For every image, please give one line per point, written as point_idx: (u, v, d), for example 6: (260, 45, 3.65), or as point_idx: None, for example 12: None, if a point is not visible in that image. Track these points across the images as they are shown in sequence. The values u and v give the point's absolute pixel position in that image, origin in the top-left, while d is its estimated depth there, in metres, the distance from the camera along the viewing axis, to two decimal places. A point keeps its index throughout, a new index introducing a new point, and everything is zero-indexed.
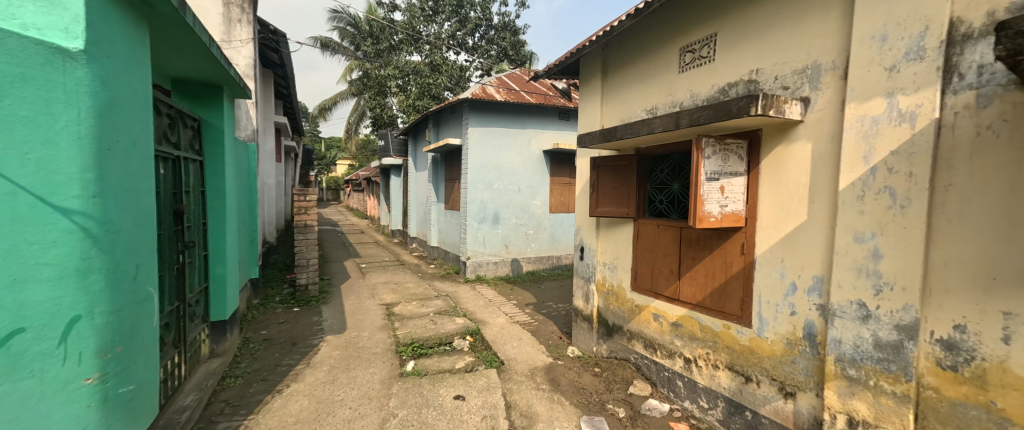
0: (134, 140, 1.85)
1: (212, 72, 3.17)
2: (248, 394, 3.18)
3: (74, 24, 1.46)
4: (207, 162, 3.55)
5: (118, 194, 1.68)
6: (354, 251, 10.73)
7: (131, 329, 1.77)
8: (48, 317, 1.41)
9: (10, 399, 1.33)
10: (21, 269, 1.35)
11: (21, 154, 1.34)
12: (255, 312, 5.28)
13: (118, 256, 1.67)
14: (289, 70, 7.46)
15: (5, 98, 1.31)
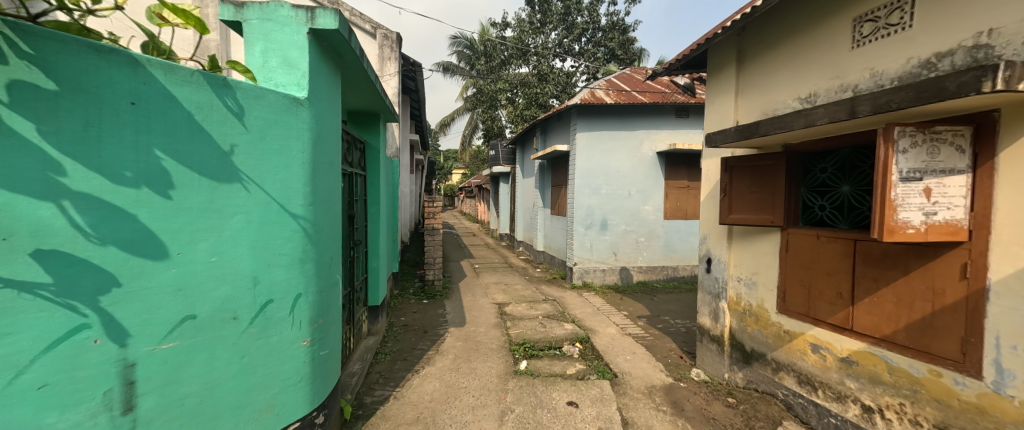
0: (329, 161, 2.38)
1: (374, 103, 3.90)
2: (395, 369, 3.76)
3: (303, 80, 2.02)
4: (368, 176, 4.36)
5: (321, 203, 2.21)
6: (469, 252, 11.70)
7: (326, 307, 2.28)
8: (284, 292, 1.92)
9: (263, 350, 1.84)
10: (272, 257, 1.86)
11: (274, 176, 1.85)
12: (395, 301, 6.22)
13: (320, 250, 2.19)
14: (420, 93, 8.58)
15: (266, 137, 1.82)
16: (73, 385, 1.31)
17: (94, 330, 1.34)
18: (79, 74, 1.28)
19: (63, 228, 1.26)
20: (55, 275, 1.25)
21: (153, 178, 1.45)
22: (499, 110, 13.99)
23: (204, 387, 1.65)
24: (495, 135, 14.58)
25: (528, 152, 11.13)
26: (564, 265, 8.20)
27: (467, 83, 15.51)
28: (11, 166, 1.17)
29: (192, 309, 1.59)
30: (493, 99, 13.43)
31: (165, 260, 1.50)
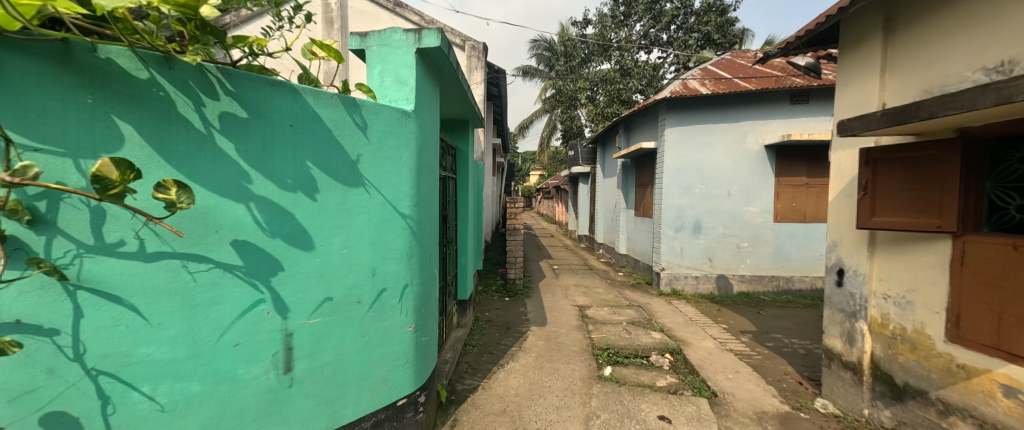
0: (430, 166, 2.58)
1: (465, 110, 4.12)
2: (482, 362, 3.93)
3: (411, 94, 2.22)
4: (458, 179, 4.61)
5: (424, 204, 2.41)
6: (547, 253, 11.69)
7: (427, 297, 2.48)
8: (396, 282, 2.14)
9: (381, 331, 2.07)
10: (387, 251, 2.08)
11: (389, 180, 2.08)
12: (479, 297, 6.49)
13: (423, 246, 2.38)
14: (503, 98, 8.84)
15: (383, 146, 2.05)
16: (253, 346, 1.64)
17: (266, 304, 1.66)
18: (261, 104, 1.60)
19: (249, 224, 1.59)
20: (243, 259, 1.58)
21: (306, 183, 1.74)
22: (579, 109, 14.01)
23: (338, 359, 1.91)
24: (574, 134, 14.61)
25: (609, 151, 10.70)
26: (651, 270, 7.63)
27: (544, 85, 15.46)
28: (218, 176, 1.50)
29: (330, 292, 1.85)
30: (574, 98, 13.44)
31: (311, 251, 1.78)
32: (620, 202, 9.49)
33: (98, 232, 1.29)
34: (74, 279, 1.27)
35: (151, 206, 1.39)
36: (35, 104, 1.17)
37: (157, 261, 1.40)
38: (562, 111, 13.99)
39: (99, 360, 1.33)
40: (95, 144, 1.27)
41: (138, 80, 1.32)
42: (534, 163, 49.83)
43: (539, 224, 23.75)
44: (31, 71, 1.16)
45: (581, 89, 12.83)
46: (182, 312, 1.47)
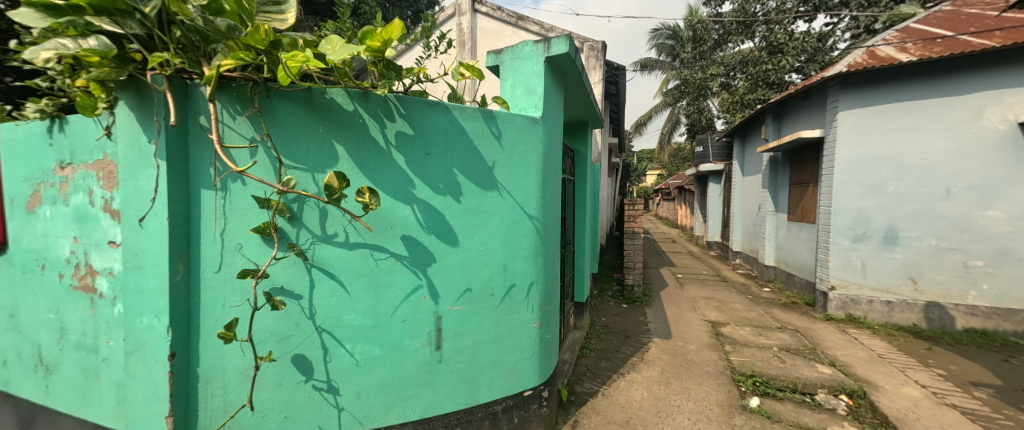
0: (555, 170, 2.55)
1: (586, 112, 3.98)
2: (600, 367, 3.82)
3: (539, 101, 2.25)
4: (576, 181, 4.39)
5: (549, 207, 2.38)
6: (669, 260, 10.68)
7: (551, 297, 2.47)
8: (523, 279, 2.17)
9: (509, 323, 2.14)
10: (516, 249, 2.13)
11: (518, 184, 2.12)
12: (594, 301, 6.29)
13: (548, 246, 2.36)
14: (622, 97, 8.45)
15: (514, 152, 2.11)
16: (414, 323, 1.89)
17: (423, 290, 1.91)
18: (422, 122, 1.85)
19: (413, 223, 1.87)
20: (409, 251, 1.87)
21: (453, 188, 1.94)
22: (709, 100, 13.03)
23: (476, 343, 2.04)
24: (701, 128, 13.64)
25: (753, 144, 9.16)
26: (813, 288, 6.17)
27: (667, 76, 14.16)
28: (391, 182, 1.81)
29: (469, 283, 2.01)
30: (703, 88, 12.36)
31: (456, 246, 1.97)
32: (767, 204, 7.97)
33: (323, 225, 1.74)
34: (311, 260, 1.74)
35: (355, 207, 1.79)
36: (295, 136, 1.67)
37: (355, 249, 1.78)
38: (688, 103, 13.14)
39: (323, 321, 1.76)
40: (322, 161, 1.71)
41: (346, 111, 1.72)
42: (654, 162, 46.22)
43: (658, 228, 21.85)
44: (291, 111, 1.66)
45: (714, 75, 11.31)
46: (370, 290, 1.81)
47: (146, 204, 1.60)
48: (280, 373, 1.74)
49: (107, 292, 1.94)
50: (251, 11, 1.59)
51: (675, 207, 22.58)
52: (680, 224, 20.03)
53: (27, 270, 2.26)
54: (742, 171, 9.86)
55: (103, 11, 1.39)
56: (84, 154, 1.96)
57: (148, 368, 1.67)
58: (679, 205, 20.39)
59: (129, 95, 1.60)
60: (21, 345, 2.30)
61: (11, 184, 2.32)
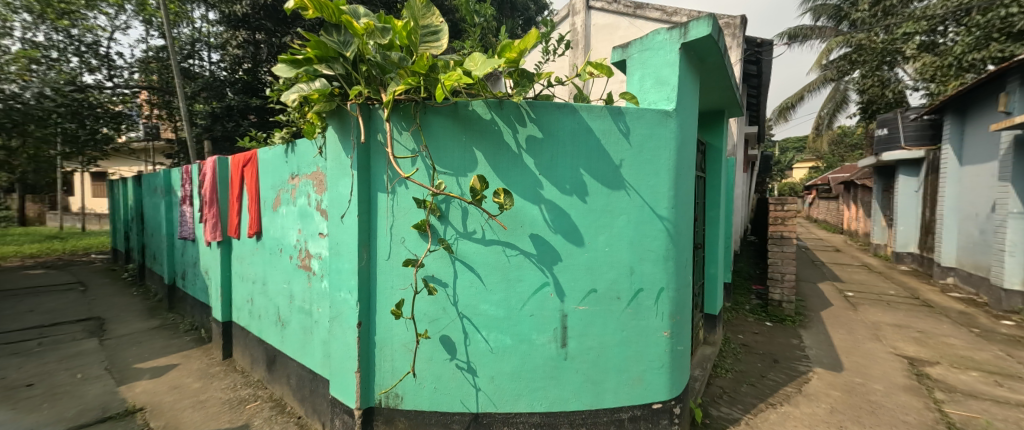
0: (690, 166, 2.25)
1: (723, 100, 3.43)
2: (741, 392, 3.27)
3: (672, 93, 2.02)
4: (708, 178, 3.77)
5: (682, 207, 2.12)
6: (833, 273, 8.58)
7: (685, 306, 2.20)
8: (652, 284, 2.00)
9: (636, 328, 2.00)
10: (643, 252, 1.98)
11: (647, 182, 1.94)
12: (729, 315, 5.45)
13: (679, 249, 2.11)
14: (767, 78, 7.11)
15: (644, 148, 1.93)
16: (541, 319, 1.94)
17: (550, 287, 1.93)
18: (551, 124, 1.86)
19: (541, 222, 1.90)
20: (537, 249, 1.92)
21: (580, 188, 1.89)
22: (897, 68, 10.00)
23: (601, 345, 1.97)
24: (885, 106, 10.53)
25: (981, 122, 6.64)
26: None
27: (830, 45, 11.39)
28: (520, 182, 1.90)
29: (595, 284, 1.95)
30: (888, 54, 9.56)
31: (582, 246, 1.92)
32: (1008, 204, 5.67)
33: (465, 223, 1.95)
34: (455, 254, 1.98)
35: (492, 207, 1.95)
36: (444, 146, 1.93)
37: (491, 246, 1.94)
38: (864, 75, 10.33)
39: (464, 308, 1.99)
40: (464, 166, 1.93)
41: (484, 120, 1.89)
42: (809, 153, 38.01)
43: (812, 234, 17.81)
44: (442, 125, 1.93)
45: (909, 35, 8.62)
46: (502, 283, 1.95)
47: (345, 205, 2.12)
48: (431, 349, 2.03)
49: (317, 269, 2.59)
50: (415, 44, 1.93)
51: (839, 207, 18.09)
52: (847, 229, 16.00)
53: (273, 252, 3.17)
54: (960, 158, 7.25)
55: (324, 59, 1.89)
56: (306, 166, 2.67)
57: (345, 333, 2.17)
58: (847, 205, 16.28)
59: (334, 120, 2.12)
60: (269, 306, 3.24)
61: (265, 192, 3.28)
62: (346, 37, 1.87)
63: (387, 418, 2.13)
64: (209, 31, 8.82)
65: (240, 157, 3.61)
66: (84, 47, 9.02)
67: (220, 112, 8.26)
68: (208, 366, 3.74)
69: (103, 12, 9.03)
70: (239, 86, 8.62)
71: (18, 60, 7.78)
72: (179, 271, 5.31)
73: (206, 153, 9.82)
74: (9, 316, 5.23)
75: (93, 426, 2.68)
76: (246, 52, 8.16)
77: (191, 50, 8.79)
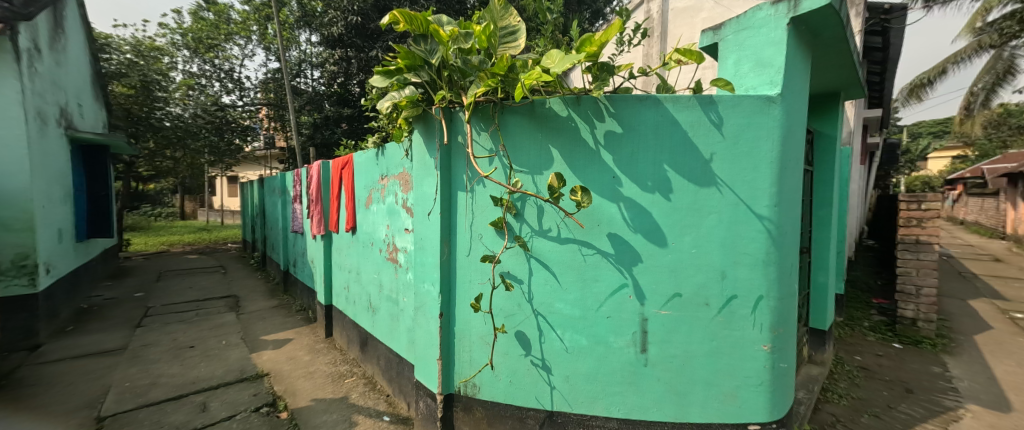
0: (798, 156, 1.90)
1: (838, 81, 2.89)
2: (861, 423, 2.76)
3: (777, 75, 1.73)
4: (817, 172, 3.22)
5: (789, 205, 1.79)
6: (991, 288, 6.85)
7: (791, 316, 1.85)
8: (748, 290, 1.74)
9: (727, 340, 1.77)
10: (737, 255, 1.73)
11: (742, 177, 1.70)
12: (841, 332, 4.66)
13: (786, 252, 1.78)
14: (895, 50, 5.87)
15: (739, 139, 1.69)
16: (619, 321, 1.86)
17: (629, 289, 1.84)
18: (632, 117, 1.76)
19: (619, 220, 1.83)
20: (615, 248, 1.84)
21: (663, 185, 1.76)
22: None
23: (686, 354, 1.80)
24: None
25: None
26: None
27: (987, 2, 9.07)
28: (597, 180, 1.85)
29: (679, 288, 1.78)
30: None
31: (665, 247, 1.78)
32: None
33: (541, 221, 1.96)
34: (531, 251, 2.00)
35: (568, 205, 1.92)
36: (521, 145, 1.97)
37: (566, 244, 1.92)
38: None
39: (539, 305, 2.00)
40: (540, 164, 1.94)
41: (561, 118, 1.88)
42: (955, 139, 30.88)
43: (958, 238, 14.48)
44: (520, 124, 1.96)
45: None
46: (578, 282, 1.91)
47: (429, 203, 2.28)
48: (507, 344, 2.08)
49: (403, 262, 2.82)
50: (495, 45, 1.98)
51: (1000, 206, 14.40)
52: (1012, 233, 12.68)
53: (365, 245, 3.53)
54: None
55: (412, 67, 2.04)
56: (394, 168, 2.91)
57: (428, 322, 2.34)
58: (1012, 202, 12.90)
59: (420, 124, 2.30)
60: (362, 294, 3.62)
61: (359, 191, 3.65)
62: (432, 45, 2.00)
63: (466, 405, 2.24)
64: (312, 52, 10.21)
65: (338, 161, 4.08)
66: (224, 73, 11.00)
67: (320, 122, 9.86)
68: (314, 342, 4.31)
69: (237, 43, 10.90)
70: (335, 98, 9.84)
71: (181, 88, 9.83)
72: (291, 259, 6.21)
73: (310, 158, 11.30)
74: (177, 291, 6.61)
75: (234, 384, 3.27)
76: (340, 68, 9.13)
77: (298, 70, 10.47)
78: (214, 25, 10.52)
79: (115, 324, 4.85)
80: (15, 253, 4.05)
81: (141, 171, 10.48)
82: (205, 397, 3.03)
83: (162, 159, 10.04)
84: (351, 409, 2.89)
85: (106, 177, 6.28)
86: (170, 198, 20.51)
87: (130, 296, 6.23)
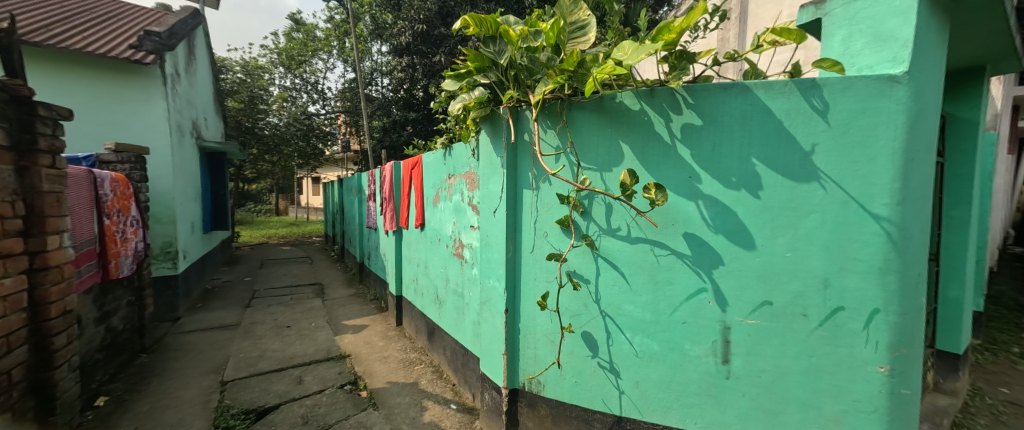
0: (930, 145, 1.55)
1: (983, 52, 2.35)
2: None
3: (903, 49, 1.44)
4: (948, 164, 2.66)
5: (920, 203, 1.46)
6: None
7: (920, 336, 1.50)
8: (858, 303, 1.48)
9: (829, 358, 1.53)
10: (845, 260, 1.48)
11: (853, 171, 1.45)
12: (979, 357, 3.82)
13: (914, 259, 1.46)
14: None
15: (849, 127, 1.45)
16: (698, 328, 1.74)
17: (708, 294, 1.71)
18: (714, 108, 1.63)
19: (698, 220, 1.70)
20: (692, 250, 1.72)
21: (751, 181, 1.59)
22: None
23: (777, 369, 1.61)
24: None
25: None
26: None
27: None
28: (673, 176, 1.74)
29: (770, 295, 1.60)
30: None
31: (752, 250, 1.61)
32: None
33: (610, 219, 1.90)
34: (599, 250, 1.95)
35: (641, 203, 1.84)
36: (590, 141, 1.92)
37: (637, 244, 1.84)
38: None
39: (607, 306, 1.94)
40: (609, 161, 1.88)
41: (633, 112, 1.80)
42: None
43: None
44: (588, 120, 1.92)
45: None
46: (650, 285, 1.82)
47: (496, 201, 2.33)
48: (573, 343, 2.06)
49: (469, 257, 2.93)
50: (564, 41, 1.96)
51: None
52: None
53: (433, 241, 3.72)
54: None
55: (481, 69, 2.10)
56: (461, 167, 3.03)
57: (493, 317, 2.39)
58: None
59: (487, 124, 2.36)
60: (429, 286, 3.83)
61: (428, 189, 3.86)
62: (500, 46, 2.04)
63: (530, 401, 2.26)
64: (382, 62, 11.01)
65: (409, 161, 4.34)
66: (311, 86, 12.37)
67: (389, 126, 10.65)
68: (387, 330, 4.65)
69: (322, 58, 12.17)
70: (401, 103, 10.52)
71: (278, 101, 11.28)
72: (366, 253, 6.76)
73: (382, 159, 12.20)
74: (276, 277, 7.60)
75: (323, 362, 3.67)
76: (406, 74, 9.67)
77: (371, 79, 11.41)
78: (303, 43, 11.84)
79: (231, 303, 5.73)
80: (163, 242, 4.97)
81: (248, 175, 12.19)
82: (301, 371, 3.44)
83: (263, 164, 11.59)
84: (421, 394, 3.08)
85: (224, 179, 7.43)
86: (269, 197, 23.58)
87: (242, 280, 7.31)
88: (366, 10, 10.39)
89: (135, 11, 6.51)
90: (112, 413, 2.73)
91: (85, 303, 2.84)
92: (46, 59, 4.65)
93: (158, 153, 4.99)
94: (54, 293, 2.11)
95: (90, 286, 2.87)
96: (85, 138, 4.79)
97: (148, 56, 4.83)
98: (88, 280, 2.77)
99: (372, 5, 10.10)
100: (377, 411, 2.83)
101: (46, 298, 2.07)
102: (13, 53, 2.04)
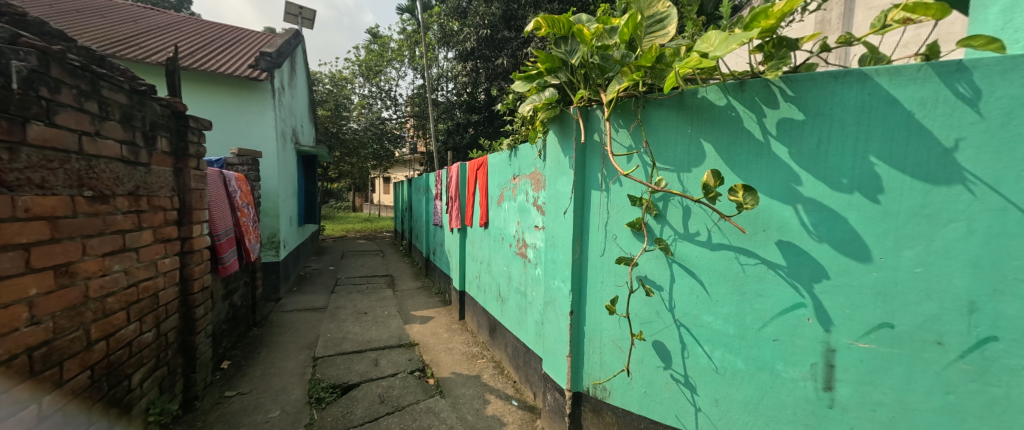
0: None
1: None
2: None
3: None
4: None
5: None
6: None
7: None
8: (1021, 333, 1.19)
9: (974, 396, 1.27)
10: (1001, 280, 1.21)
11: (1019, 171, 1.18)
12: None
13: None
14: None
15: (1015, 116, 1.18)
16: (793, 348, 1.56)
17: (807, 310, 1.52)
18: (821, 100, 1.45)
19: (796, 226, 1.53)
20: (788, 260, 1.55)
21: (867, 183, 1.39)
22: None
23: (900, 404, 1.38)
24: None
25: None
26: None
27: None
28: (769, 178, 1.57)
29: (891, 317, 1.37)
30: None
31: (867, 262, 1.40)
32: None
33: (687, 223, 1.79)
34: (674, 255, 1.85)
35: (725, 207, 1.70)
36: (666, 140, 1.84)
37: (719, 251, 1.71)
38: None
39: (683, 315, 1.84)
40: (689, 161, 1.77)
41: (718, 107, 1.67)
42: None
43: None
44: (665, 117, 1.83)
45: None
46: (735, 296, 1.68)
47: (563, 201, 2.33)
48: (643, 352, 1.98)
49: (532, 256, 2.96)
50: (641, 36, 1.88)
51: None
52: None
53: (496, 240, 3.82)
54: None
55: (553, 70, 2.10)
56: (527, 168, 3.06)
57: (558, 318, 2.39)
58: None
59: (555, 125, 2.38)
60: (492, 284, 3.93)
61: (492, 189, 3.98)
62: (572, 46, 2.03)
63: (595, 407, 2.21)
64: (449, 68, 11.60)
65: (474, 162, 4.51)
66: (386, 93, 13.45)
67: (452, 129, 11.21)
68: (450, 323, 4.86)
69: (395, 67, 13.17)
70: (465, 106, 11.04)
71: (358, 108, 12.48)
72: (432, 249, 7.14)
73: (446, 160, 12.82)
74: (354, 267, 8.40)
75: (395, 348, 3.97)
76: (471, 78, 10.08)
77: (439, 84, 12.17)
78: (380, 55, 12.91)
79: (319, 289, 6.45)
80: (270, 232, 5.77)
81: (332, 176, 13.54)
82: (376, 355, 3.76)
83: (345, 165, 12.82)
84: (484, 388, 3.18)
85: (314, 178, 8.40)
86: (349, 196, 26.17)
87: (327, 269, 8.18)
88: (434, 20, 11.02)
89: (251, 36, 7.68)
90: (234, 375, 3.26)
91: (217, 282, 3.44)
92: (191, 80, 5.69)
93: (268, 156, 5.81)
94: (196, 272, 2.57)
95: (233, 268, 3.58)
96: (216, 144, 5.75)
97: (262, 74, 5.70)
98: (232, 263, 3.49)
99: (441, 14, 10.68)
100: (443, 399, 2.99)
101: (191, 276, 2.53)
102: (174, 77, 2.54)
